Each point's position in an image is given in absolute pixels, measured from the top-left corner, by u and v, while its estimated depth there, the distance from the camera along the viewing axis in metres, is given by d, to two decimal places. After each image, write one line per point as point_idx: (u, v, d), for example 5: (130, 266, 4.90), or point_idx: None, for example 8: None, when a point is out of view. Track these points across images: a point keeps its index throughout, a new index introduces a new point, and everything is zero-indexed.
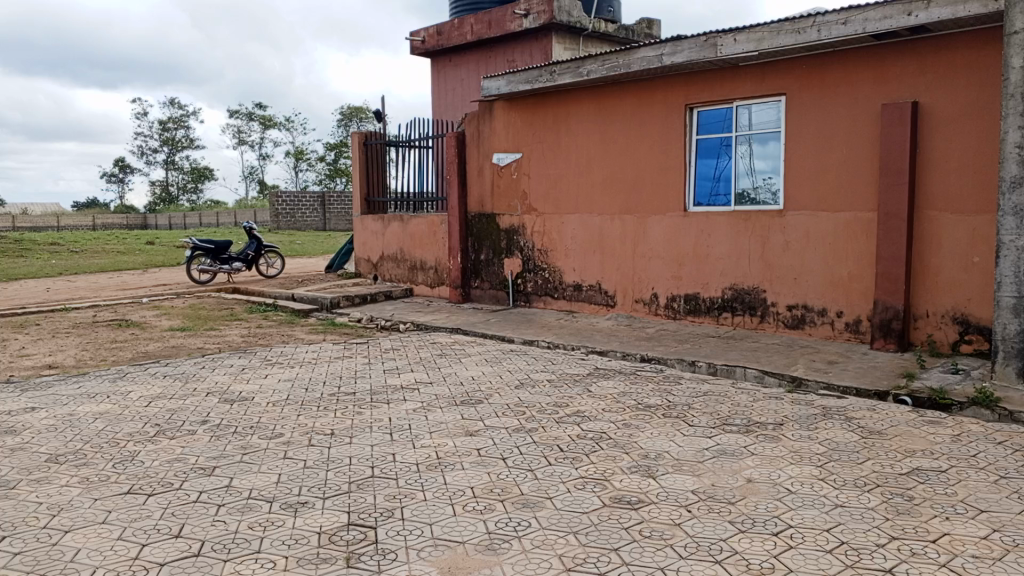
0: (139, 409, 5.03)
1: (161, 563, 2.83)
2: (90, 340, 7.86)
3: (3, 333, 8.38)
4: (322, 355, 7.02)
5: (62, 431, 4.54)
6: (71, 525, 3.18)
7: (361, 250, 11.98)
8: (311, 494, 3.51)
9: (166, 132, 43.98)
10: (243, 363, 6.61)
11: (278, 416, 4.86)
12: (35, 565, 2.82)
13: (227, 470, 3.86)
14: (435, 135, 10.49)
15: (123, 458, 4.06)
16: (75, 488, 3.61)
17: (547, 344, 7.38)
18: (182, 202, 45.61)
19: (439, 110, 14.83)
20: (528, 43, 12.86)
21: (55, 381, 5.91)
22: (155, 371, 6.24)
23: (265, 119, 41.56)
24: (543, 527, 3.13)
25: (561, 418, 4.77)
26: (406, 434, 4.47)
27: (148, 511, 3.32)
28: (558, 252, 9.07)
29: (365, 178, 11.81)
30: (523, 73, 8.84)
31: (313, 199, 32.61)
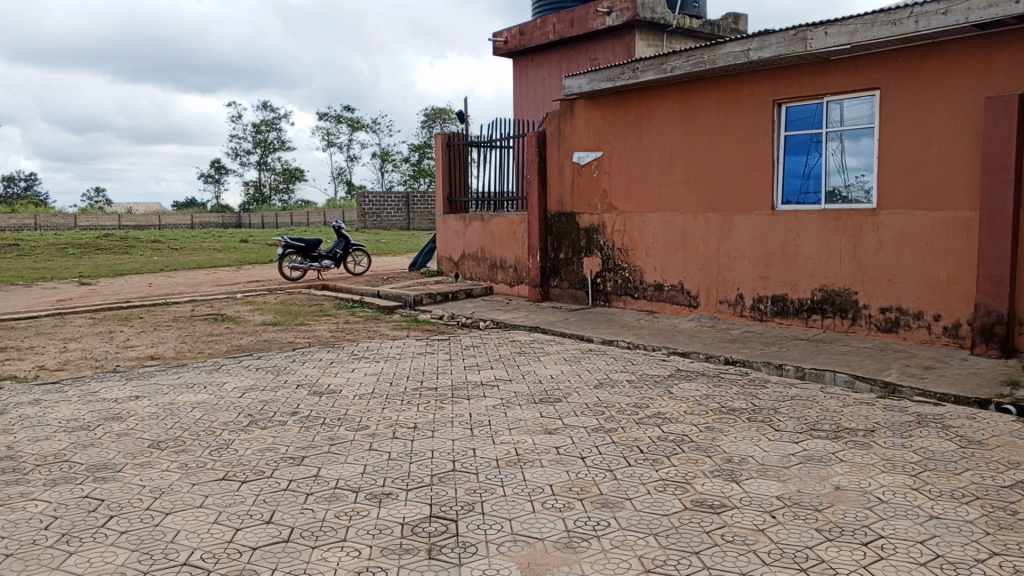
0: (234, 400, 5.27)
1: (255, 547, 2.95)
2: (189, 333, 8.26)
3: (111, 325, 8.92)
4: (405, 351, 7.17)
5: (163, 418, 4.80)
6: (171, 508, 3.36)
7: (443, 249, 12.16)
8: (394, 485, 3.61)
9: (260, 135, 45.77)
10: (330, 357, 6.82)
11: (364, 409, 5.00)
12: (139, 544, 2.99)
13: (315, 460, 4.00)
14: (516, 134, 10.55)
15: (219, 445, 4.25)
16: (174, 473, 3.80)
17: (627, 344, 7.33)
18: (275, 202, 47.40)
19: (520, 110, 14.91)
20: (611, 41, 12.79)
21: (158, 371, 6.25)
22: (249, 363, 6.51)
23: (353, 121, 42.71)
24: (623, 528, 3.12)
25: (641, 419, 4.73)
26: (486, 430, 4.52)
27: (241, 497, 3.47)
28: (639, 252, 8.98)
29: (447, 177, 11.98)
30: (605, 71, 8.80)
31: (397, 199, 33.32)
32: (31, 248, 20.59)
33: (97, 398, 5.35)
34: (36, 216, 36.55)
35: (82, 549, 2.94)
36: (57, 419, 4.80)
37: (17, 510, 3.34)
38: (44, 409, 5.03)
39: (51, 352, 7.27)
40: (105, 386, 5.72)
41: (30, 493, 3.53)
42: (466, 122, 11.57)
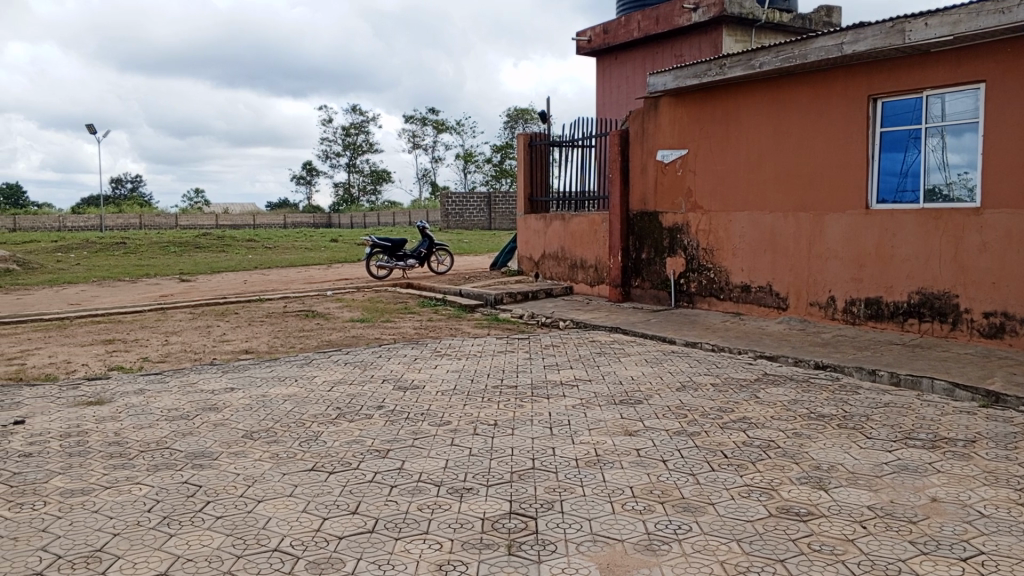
0: (323, 393, 5.45)
1: (341, 536, 3.05)
2: (281, 328, 8.58)
3: (209, 319, 9.35)
4: (486, 349, 7.24)
5: (257, 410, 5.01)
6: (263, 495, 3.50)
7: (524, 249, 12.22)
8: (475, 481, 3.65)
9: (349, 138, 47.07)
10: (414, 353, 6.97)
11: (447, 405, 5.08)
12: (233, 529, 3.13)
13: (399, 453, 4.09)
14: (598, 134, 10.51)
15: (308, 437, 4.41)
16: (266, 462, 3.96)
17: (711, 347, 7.20)
18: (363, 202, 48.67)
19: (604, 108, 14.82)
20: (697, 38, 12.56)
21: (252, 364, 6.52)
22: (337, 358, 6.71)
23: (438, 123, 43.44)
24: (705, 533, 3.07)
25: (725, 423, 4.64)
26: (566, 430, 4.52)
27: (328, 488, 3.59)
28: (725, 252, 8.80)
29: (529, 177, 12.04)
30: (691, 68, 8.67)
31: (480, 199, 33.64)
32: (137, 246, 21.77)
33: (196, 389, 5.63)
34: (141, 217, 38.62)
35: (182, 531, 3.10)
36: (160, 408, 5.07)
37: (123, 492, 3.55)
38: (148, 398, 5.33)
39: (155, 344, 7.69)
40: (203, 378, 6.01)
41: (135, 477, 3.75)
42: (548, 122, 11.60)
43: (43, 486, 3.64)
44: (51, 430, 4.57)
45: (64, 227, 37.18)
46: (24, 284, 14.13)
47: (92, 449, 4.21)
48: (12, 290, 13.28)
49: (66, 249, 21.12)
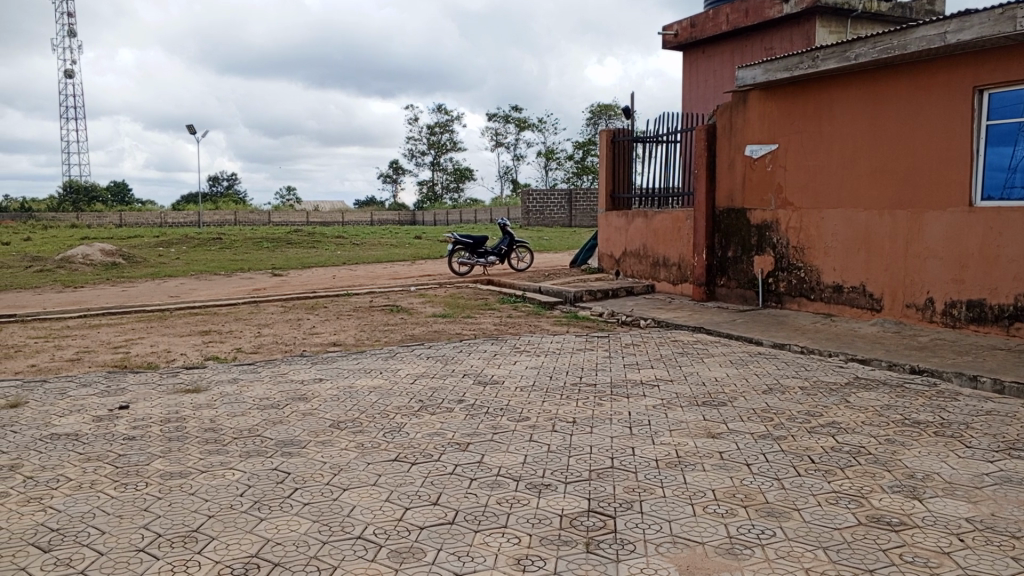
0: (406, 386, 5.57)
1: (421, 526, 3.11)
2: (367, 323, 8.81)
3: (299, 312, 9.70)
4: (566, 346, 7.24)
5: (344, 400, 5.16)
6: (349, 484, 3.61)
7: (605, 246, 12.15)
8: (554, 477, 3.66)
9: (434, 137, 47.82)
10: (495, 349, 7.02)
11: (526, 401, 5.11)
12: (320, 516, 3.23)
13: (478, 447, 4.14)
14: (683, 129, 10.33)
15: (392, 428, 4.51)
16: (352, 452, 4.08)
17: (799, 349, 6.98)
18: (446, 200, 49.41)
19: (690, 103, 14.56)
20: (789, 30, 12.18)
21: (339, 356, 6.72)
22: (419, 352, 6.84)
23: (521, 121, 43.64)
24: (790, 539, 2.98)
25: (813, 428, 4.49)
26: (647, 430, 4.47)
27: (411, 478, 3.67)
28: (816, 251, 8.52)
29: (611, 173, 11.95)
30: (782, 61, 8.43)
31: (561, 198, 33.64)
32: (233, 241, 22.79)
33: (286, 379, 5.85)
34: (237, 214, 40.34)
35: (271, 516, 3.23)
36: (252, 397, 5.29)
37: (218, 476, 3.72)
38: (242, 387, 5.57)
39: (248, 335, 8.02)
40: (293, 369, 6.24)
41: (228, 463, 3.92)
42: (632, 118, 11.49)
43: (144, 469, 3.85)
44: (153, 415, 4.84)
45: (165, 224, 39.18)
46: (129, 276, 14.99)
47: (190, 434, 4.43)
48: (119, 282, 14.12)
49: (168, 244, 22.27)
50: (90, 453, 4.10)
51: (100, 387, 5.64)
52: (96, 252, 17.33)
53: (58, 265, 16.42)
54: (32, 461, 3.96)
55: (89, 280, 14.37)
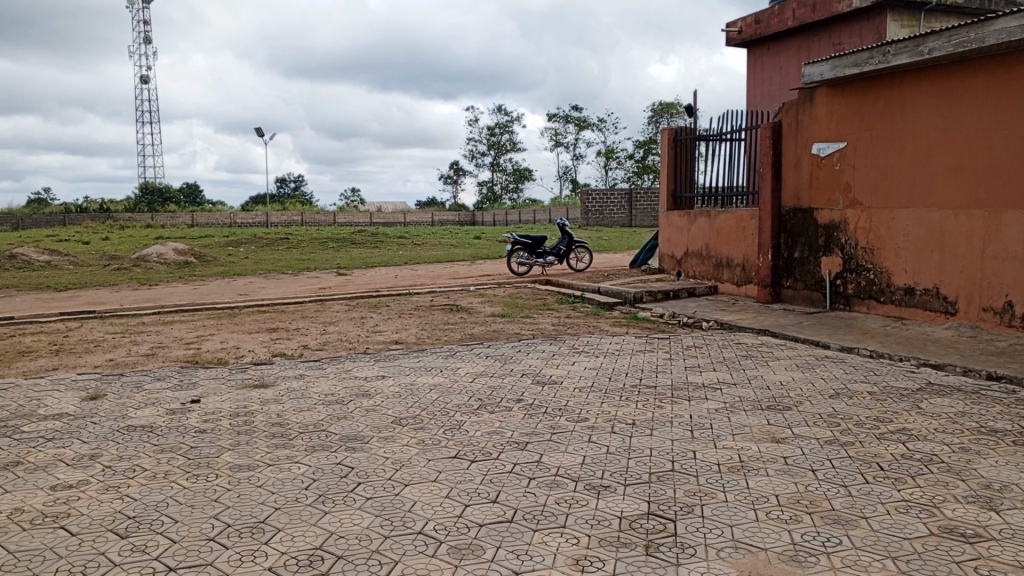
0: (465, 384, 5.62)
1: (481, 524, 3.14)
2: (428, 321, 8.92)
3: (362, 311, 9.89)
4: (626, 347, 7.19)
5: (405, 397, 5.24)
6: (410, 479, 3.66)
7: (666, 246, 12.03)
8: (613, 479, 3.64)
9: (494, 137, 48.07)
10: (553, 349, 7.02)
11: (585, 402, 5.09)
12: (382, 510, 3.29)
13: (537, 447, 4.15)
14: (748, 127, 10.15)
15: (452, 425, 4.56)
16: (413, 448, 4.14)
17: (868, 353, 6.78)
18: (505, 200, 49.63)
19: (755, 101, 14.29)
20: (859, 24, 11.83)
21: (401, 354, 6.83)
22: (479, 351, 6.90)
23: (581, 121, 43.55)
24: (857, 548, 2.90)
25: (882, 434, 4.36)
26: (708, 433, 4.41)
27: (470, 476, 3.70)
28: (886, 251, 8.25)
29: (673, 172, 11.82)
30: (851, 56, 8.21)
31: (621, 197, 33.43)
32: (299, 241, 23.37)
33: (350, 375, 5.97)
34: (303, 215, 41.37)
35: (335, 510, 3.30)
36: (317, 393, 5.41)
37: (284, 470, 3.82)
38: (307, 383, 5.71)
39: (314, 333, 8.22)
40: (357, 365, 6.36)
41: (294, 456, 4.02)
42: (695, 116, 11.34)
43: (215, 461, 3.98)
44: (222, 409, 5.00)
45: (235, 224, 40.47)
46: (201, 275, 15.50)
47: (258, 428, 4.56)
48: (192, 281, 14.63)
49: (238, 243, 22.97)
50: (163, 444, 4.26)
51: (174, 381, 5.86)
52: (169, 251, 17.98)
53: (134, 264, 17.11)
54: (110, 451, 4.14)
55: (164, 279, 14.92)
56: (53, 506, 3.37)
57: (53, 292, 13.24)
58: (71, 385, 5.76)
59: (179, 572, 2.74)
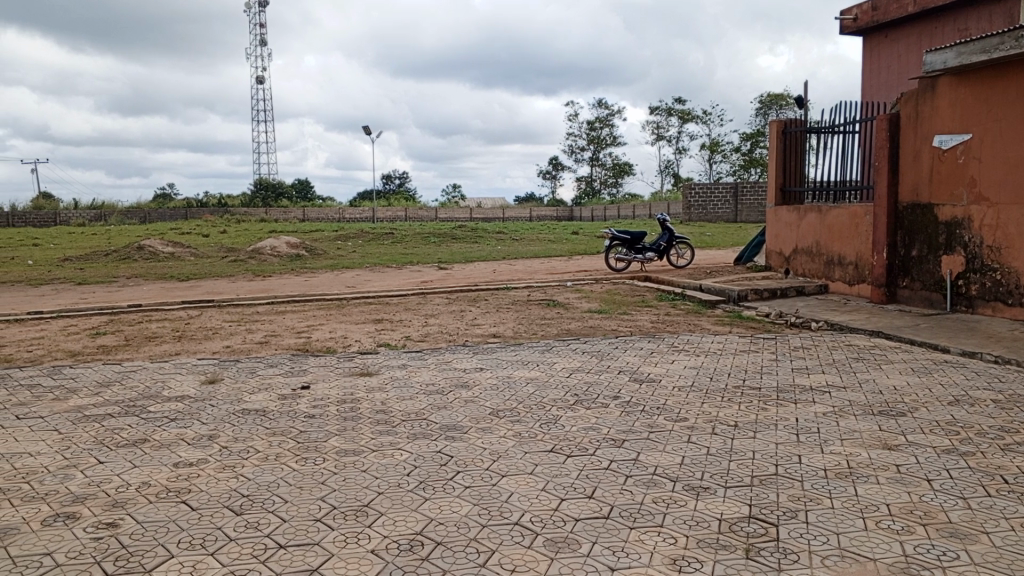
0: (562, 379, 5.64)
1: (578, 518, 3.14)
2: (525, 316, 8.98)
3: (462, 304, 10.05)
4: (728, 347, 7.02)
5: (503, 390, 5.30)
6: (507, 471, 3.71)
7: (774, 243, 11.67)
8: (713, 481, 3.57)
9: (594, 131, 47.78)
10: (652, 347, 6.93)
11: (684, 401, 5.01)
12: (480, 500, 3.35)
13: (634, 445, 4.12)
14: (863, 118, 9.69)
15: (549, 419, 4.59)
16: (510, 440, 4.19)
17: (993, 358, 6.36)
18: (604, 195, 49.30)
19: (872, 91, 13.63)
20: (988, 8, 11.08)
21: (499, 347, 6.91)
22: (576, 347, 6.89)
23: (684, 114, 42.72)
24: (977, 564, 2.74)
25: (1007, 445, 4.09)
26: (814, 437, 4.26)
27: (566, 470, 3.71)
28: (1014, 251, 7.72)
29: (782, 166, 11.44)
30: (979, 42, 7.69)
31: (725, 191, 32.58)
32: (402, 235, 23.96)
33: (450, 366, 6.09)
34: (406, 211, 42.48)
35: (435, 497, 3.38)
36: (419, 383, 5.56)
37: (387, 456, 3.95)
38: (409, 373, 5.87)
39: (416, 325, 8.42)
40: (456, 357, 6.48)
41: (397, 443, 4.14)
42: (805, 107, 10.93)
43: (322, 445, 4.15)
44: (330, 396, 5.20)
45: (343, 219, 42.03)
46: (310, 267, 16.14)
47: (362, 415, 4.73)
48: (302, 273, 15.27)
49: (345, 238, 23.78)
50: (275, 428, 4.48)
51: (285, 368, 6.15)
52: (281, 245, 18.80)
53: (249, 256, 18.02)
54: (226, 433, 4.38)
55: (276, 271, 15.64)
56: (176, 481, 3.61)
57: (177, 282, 14.10)
58: (192, 370, 6.13)
59: (289, 550, 2.88)
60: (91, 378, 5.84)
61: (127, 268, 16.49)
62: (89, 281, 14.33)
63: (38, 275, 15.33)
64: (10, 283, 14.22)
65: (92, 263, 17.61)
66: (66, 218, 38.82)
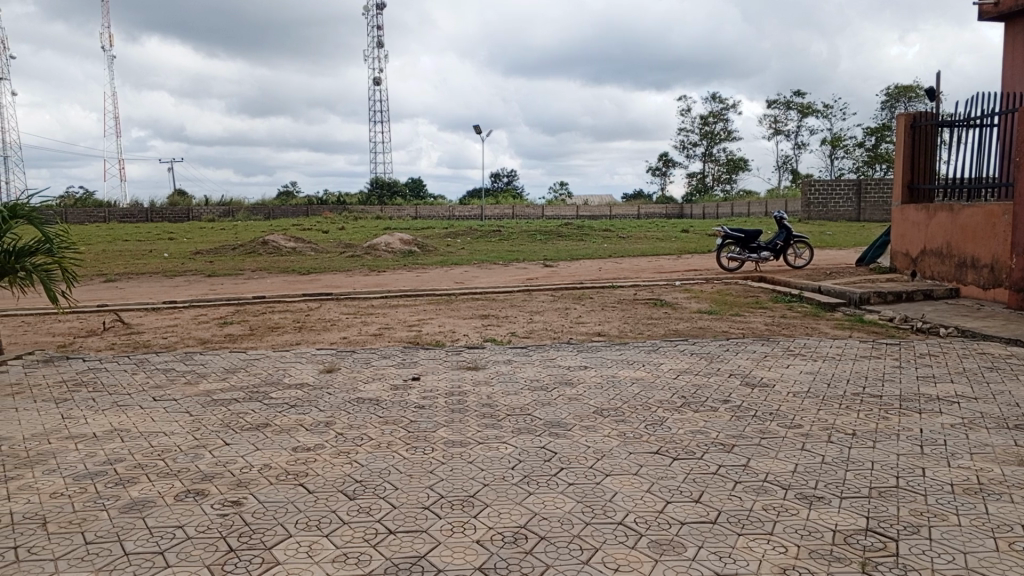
0: (669, 380, 5.55)
1: (683, 522, 3.09)
2: (632, 315, 8.89)
3: (567, 302, 10.07)
4: (848, 352, 6.71)
5: (608, 389, 5.28)
6: (611, 470, 3.69)
7: (900, 244, 11.06)
8: (828, 490, 3.43)
9: (707, 126, 46.70)
10: (766, 351, 6.71)
11: (798, 407, 4.83)
12: (583, 497, 3.35)
13: (745, 450, 4.01)
14: (1001, 110, 9.04)
15: (655, 420, 4.53)
16: (614, 440, 4.16)
17: None
18: (717, 191, 48.12)
19: (1014, 80, 12.65)
20: None
21: (604, 346, 6.88)
22: (684, 348, 6.77)
23: (803, 107, 41.10)
24: None
25: None
26: (940, 450, 4.01)
27: (672, 473, 3.66)
28: None
29: (910, 162, 10.83)
30: None
31: (847, 188, 31.12)
32: (510, 233, 24.21)
33: (555, 363, 6.12)
34: (514, 208, 42.82)
35: (539, 491, 3.41)
36: (524, 378, 5.63)
37: (493, 448, 4.02)
38: (515, 368, 5.95)
39: (522, 321, 8.51)
40: (561, 354, 6.51)
41: (502, 437, 4.21)
42: (937, 100, 10.31)
43: (431, 435, 4.27)
44: (439, 388, 5.34)
45: (453, 216, 42.92)
46: (421, 263, 16.58)
47: (469, 408, 4.83)
48: (414, 268, 15.69)
49: (455, 235, 24.29)
50: (388, 416, 4.64)
51: (397, 360, 6.35)
52: (395, 241, 19.40)
53: (366, 252, 18.72)
54: (342, 420, 4.58)
55: (389, 266, 16.16)
56: (294, 465, 3.80)
57: (297, 275, 14.80)
58: (311, 359, 6.43)
59: (398, 535, 2.98)
60: (219, 364, 6.24)
61: (253, 262, 17.48)
62: (219, 273, 15.27)
63: (174, 267, 16.44)
64: (150, 275, 15.31)
65: (222, 256, 18.75)
66: (199, 214, 41.41)
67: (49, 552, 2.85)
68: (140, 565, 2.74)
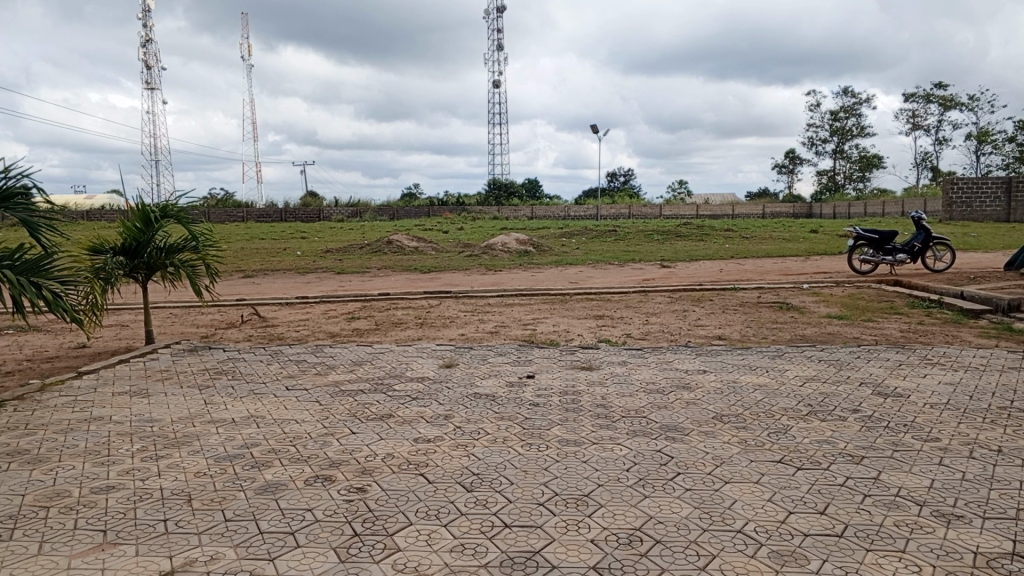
0: (793, 387, 5.34)
1: (807, 534, 2.98)
2: (754, 318, 8.61)
3: (686, 303, 9.86)
4: (994, 363, 6.23)
5: (728, 394, 5.15)
6: (731, 477, 3.60)
7: None
8: (968, 509, 3.21)
9: (838, 122, 44.54)
10: (900, 359, 6.33)
11: (936, 420, 4.54)
12: (701, 503, 3.28)
13: (875, 463, 3.81)
14: None
15: (777, 429, 4.37)
16: (734, 447, 4.05)
17: None
18: (848, 190, 45.80)
19: None
20: None
21: (725, 350, 6.70)
22: (810, 354, 6.49)
23: (946, 100, 38.46)
24: None
25: None
26: None
27: (796, 483, 3.53)
28: None
29: None
30: None
31: (995, 186, 28.88)
32: (628, 233, 23.96)
33: (672, 366, 6.03)
34: (632, 209, 42.32)
35: (654, 495, 3.37)
36: (639, 380, 5.57)
37: (609, 449, 4.00)
38: (630, 370, 5.90)
39: (638, 322, 8.41)
40: (678, 357, 6.39)
41: (617, 438, 4.19)
42: None
43: (546, 433, 4.30)
44: (553, 387, 5.37)
45: (570, 216, 42.92)
46: (539, 263, 16.68)
47: (584, 407, 4.83)
48: (530, 268, 15.81)
49: (572, 235, 24.26)
50: (503, 412, 4.72)
51: (513, 357, 6.43)
52: (512, 241, 19.60)
53: (483, 252, 19.02)
54: (460, 414, 4.69)
55: (506, 265, 16.34)
56: (415, 455, 3.93)
57: (418, 273, 15.22)
58: (432, 354, 6.62)
59: (513, 529, 3.03)
60: (347, 357, 6.53)
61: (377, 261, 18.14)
62: (345, 271, 15.93)
63: (305, 264, 17.29)
64: (283, 272, 16.17)
65: (349, 255, 19.56)
66: (328, 215, 43.25)
67: (194, 526, 3.09)
68: (272, 543, 2.92)
